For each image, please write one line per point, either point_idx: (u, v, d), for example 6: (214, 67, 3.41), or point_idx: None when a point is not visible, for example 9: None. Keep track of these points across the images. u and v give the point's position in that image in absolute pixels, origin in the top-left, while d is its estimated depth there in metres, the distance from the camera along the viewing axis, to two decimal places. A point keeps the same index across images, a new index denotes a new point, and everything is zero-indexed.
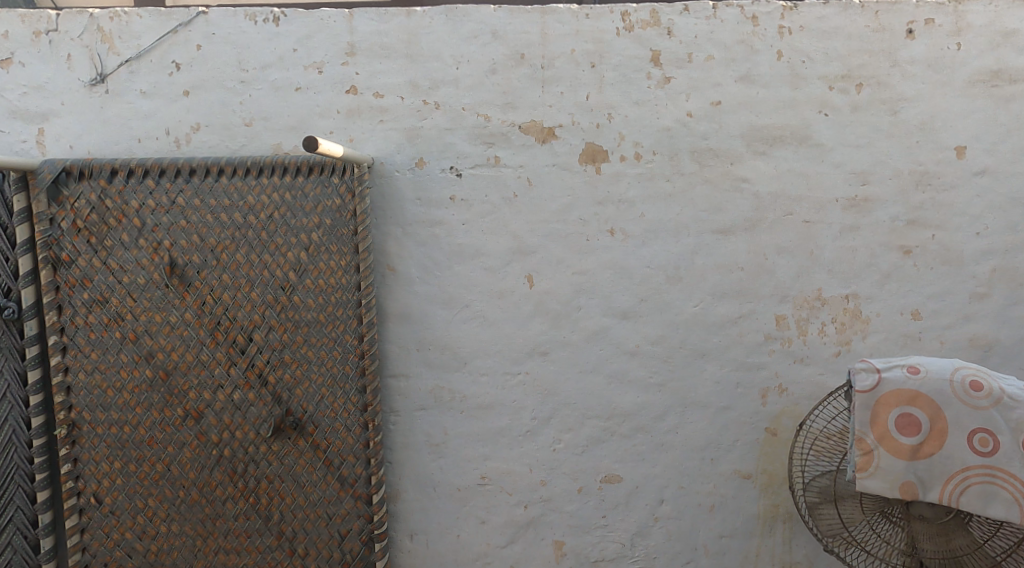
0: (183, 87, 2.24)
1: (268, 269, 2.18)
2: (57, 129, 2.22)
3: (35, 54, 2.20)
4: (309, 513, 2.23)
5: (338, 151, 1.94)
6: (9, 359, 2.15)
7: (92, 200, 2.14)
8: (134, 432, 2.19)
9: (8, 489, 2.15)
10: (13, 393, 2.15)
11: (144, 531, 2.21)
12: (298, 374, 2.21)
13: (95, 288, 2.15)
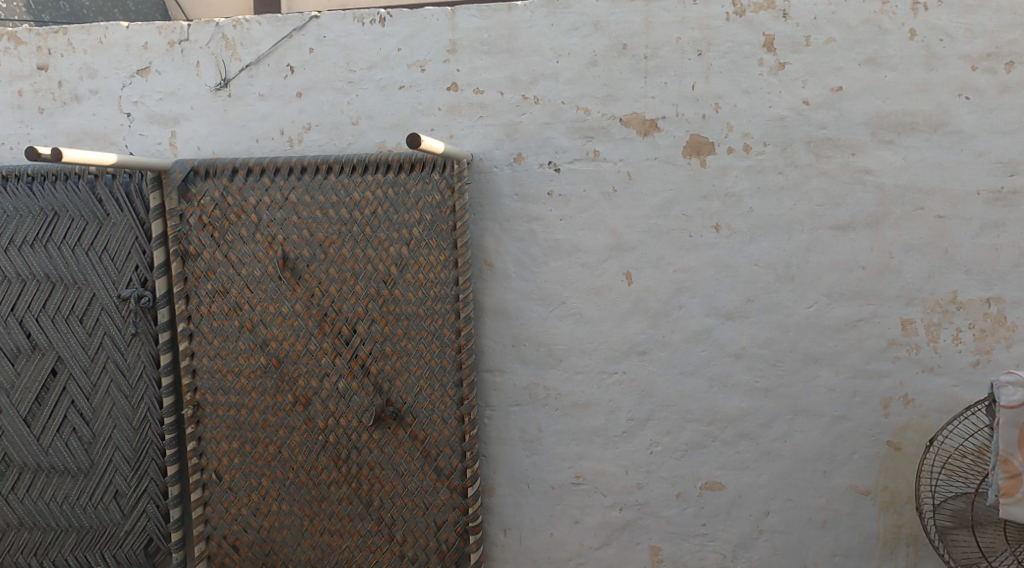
0: (297, 89, 2.36)
1: (372, 263, 2.24)
2: (187, 132, 2.39)
3: (169, 62, 2.38)
4: (407, 501, 2.30)
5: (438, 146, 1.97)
6: (144, 343, 2.30)
7: (216, 196, 2.25)
8: (250, 415, 2.30)
9: (144, 461, 2.33)
10: (148, 374, 2.31)
11: (258, 508, 2.33)
12: (398, 365, 2.27)
13: (217, 279, 2.26)
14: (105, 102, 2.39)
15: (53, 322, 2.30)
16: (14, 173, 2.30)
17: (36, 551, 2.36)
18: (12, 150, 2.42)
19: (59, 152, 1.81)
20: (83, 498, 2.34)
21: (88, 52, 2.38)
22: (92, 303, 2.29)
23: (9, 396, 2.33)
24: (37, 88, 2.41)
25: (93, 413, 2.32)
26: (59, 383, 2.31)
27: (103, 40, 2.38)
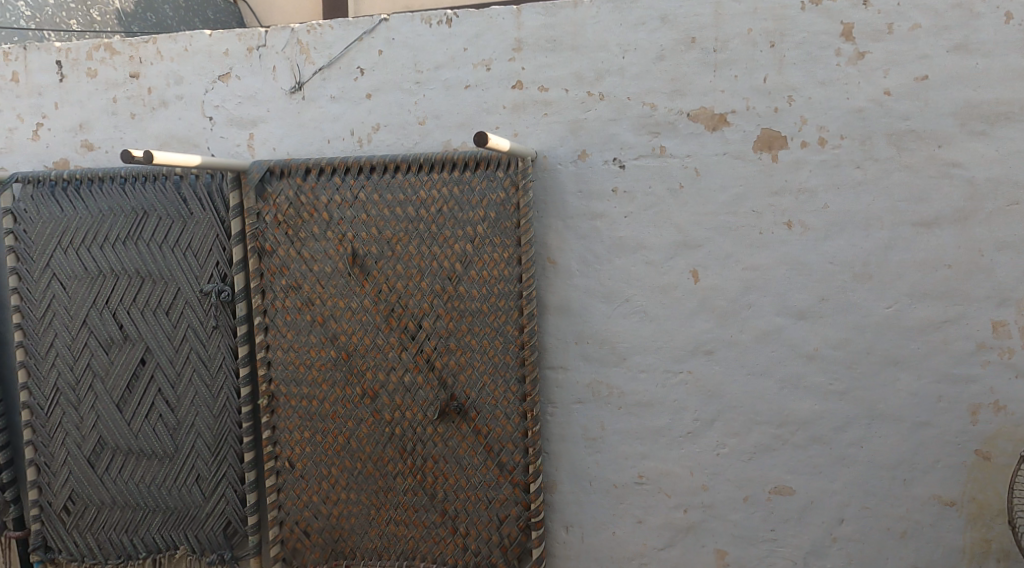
0: (366, 90, 2.42)
1: (437, 260, 2.28)
2: (264, 134, 2.49)
3: (248, 67, 2.48)
4: (470, 494, 2.33)
5: (504, 143, 1.98)
6: (224, 336, 2.41)
7: (290, 195, 2.33)
8: (321, 406, 2.38)
9: (223, 448, 2.45)
10: (227, 365, 2.42)
11: (328, 496, 2.41)
12: (463, 361, 2.30)
13: (291, 275, 2.35)
14: (190, 107, 2.53)
15: (142, 314, 2.44)
16: (107, 175, 2.44)
17: (127, 528, 2.52)
18: (106, 153, 2.58)
19: (150, 153, 1.93)
20: (168, 480, 2.48)
21: (175, 59, 2.52)
22: (177, 297, 2.42)
23: (103, 383, 2.49)
24: (128, 95, 2.55)
25: (178, 401, 2.45)
26: (147, 371, 2.46)
27: (188, 48, 2.51)
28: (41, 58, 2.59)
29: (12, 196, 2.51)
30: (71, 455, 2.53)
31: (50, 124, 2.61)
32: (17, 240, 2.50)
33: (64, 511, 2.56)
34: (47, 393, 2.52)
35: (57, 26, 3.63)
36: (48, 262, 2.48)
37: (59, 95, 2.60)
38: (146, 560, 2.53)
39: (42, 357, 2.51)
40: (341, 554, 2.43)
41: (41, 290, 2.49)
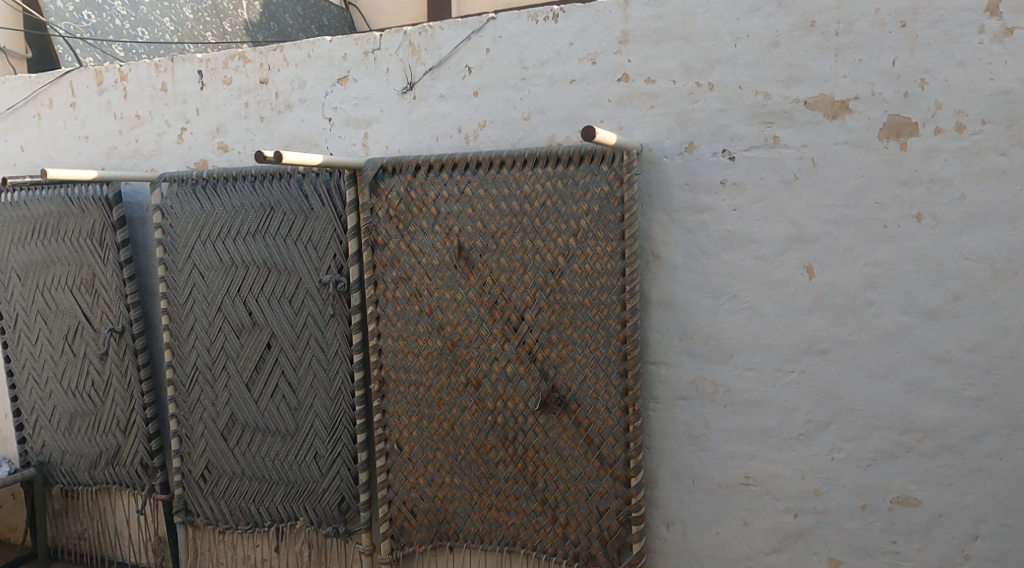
0: (474, 88, 2.49)
1: (540, 254, 2.32)
2: (377, 133, 2.63)
3: (364, 70, 2.62)
4: (570, 485, 2.36)
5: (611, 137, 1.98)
6: (340, 323, 2.57)
7: (401, 191, 2.44)
8: (427, 393, 2.49)
9: (338, 429, 2.61)
10: (342, 351, 2.58)
11: (433, 479, 2.52)
12: (564, 353, 2.33)
13: (401, 267, 2.46)
14: (312, 109, 2.70)
15: (269, 302, 2.64)
16: (239, 174, 2.66)
17: (254, 498, 2.75)
18: (239, 154, 2.81)
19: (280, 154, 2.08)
20: (290, 456, 2.68)
21: (299, 65, 2.70)
22: (299, 286, 2.60)
23: (234, 364, 2.72)
24: (258, 99, 2.77)
25: (299, 383, 2.64)
26: (272, 354, 2.66)
27: (311, 54, 2.68)
28: (185, 69, 2.85)
29: (160, 194, 2.78)
30: (207, 429, 2.79)
31: (191, 129, 2.87)
32: (164, 234, 2.78)
33: (201, 479, 2.83)
34: (188, 371, 2.79)
35: (196, 38, 4.03)
36: (190, 253, 2.73)
37: (200, 102, 2.85)
38: (270, 527, 2.75)
39: (184, 339, 2.78)
40: (445, 535, 2.53)
41: (183, 278, 2.75)
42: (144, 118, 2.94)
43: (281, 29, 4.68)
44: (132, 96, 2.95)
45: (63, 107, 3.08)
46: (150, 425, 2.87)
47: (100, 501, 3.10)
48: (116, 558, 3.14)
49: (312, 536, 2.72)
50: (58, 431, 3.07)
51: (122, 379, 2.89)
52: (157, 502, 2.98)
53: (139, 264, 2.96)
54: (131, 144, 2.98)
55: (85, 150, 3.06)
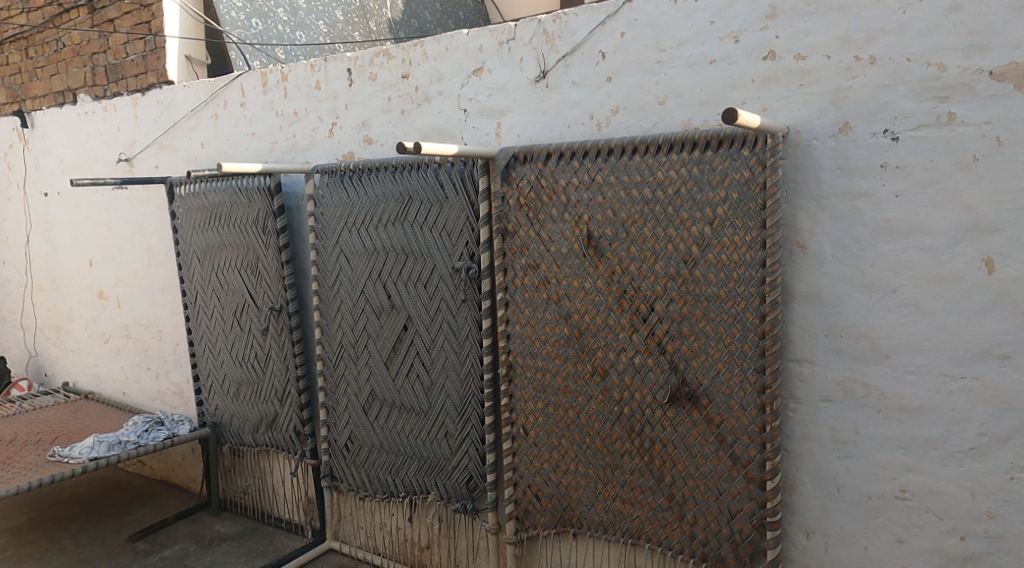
0: (607, 73, 2.45)
1: (672, 243, 2.24)
2: (510, 122, 2.67)
3: (498, 61, 2.66)
4: (700, 484, 2.27)
5: (754, 120, 1.84)
6: (471, 309, 2.66)
7: (532, 179, 2.46)
8: (554, 380, 2.51)
9: (468, 410, 2.73)
10: (473, 335, 2.68)
11: (558, 465, 2.54)
12: (696, 347, 2.24)
13: (530, 255, 2.49)
14: (448, 101, 2.80)
15: (407, 286, 2.80)
16: (382, 165, 2.81)
17: (390, 469, 2.97)
18: (382, 146, 2.99)
19: (419, 146, 2.17)
20: (423, 432, 2.84)
21: (438, 59, 2.80)
22: (434, 272, 2.73)
23: (377, 343, 2.92)
24: (401, 93, 2.91)
25: (432, 363, 2.79)
26: (409, 336, 2.83)
27: (449, 47, 2.77)
28: (337, 67, 3.06)
29: (315, 185, 3.01)
30: (351, 402, 3.03)
31: (342, 123, 3.09)
32: (317, 221, 3.02)
33: (344, 448, 3.10)
34: (335, 348, 3.05)
35: (345, 38, 4.51)
36: (338, 239, 2.96)
37: (349, 98, 3.05)
38: (405, 497, 2.96)
39: (332, 319, 3.03)
40: (568, 521, 2.56)
41: (332, 263, 2.99)
42: (301, 115, 3.21)
43: (420, 25, 5.20)
44: (292, 96, 3.22)
45: (235, 107, 3.43)
46: (303, 395, 3.20)
47: (260, 463, 3.61)
48: (274, 513, 3.62)
49: (442, 511, 2.97)
50: (231, 395, 3.51)
51: (281, 352, 3.24)
52: (307, 466, 3.34)
53: (296, 249, 3.28)
54: (290, 139, 3.26)
55: (253, 146, 3.39)
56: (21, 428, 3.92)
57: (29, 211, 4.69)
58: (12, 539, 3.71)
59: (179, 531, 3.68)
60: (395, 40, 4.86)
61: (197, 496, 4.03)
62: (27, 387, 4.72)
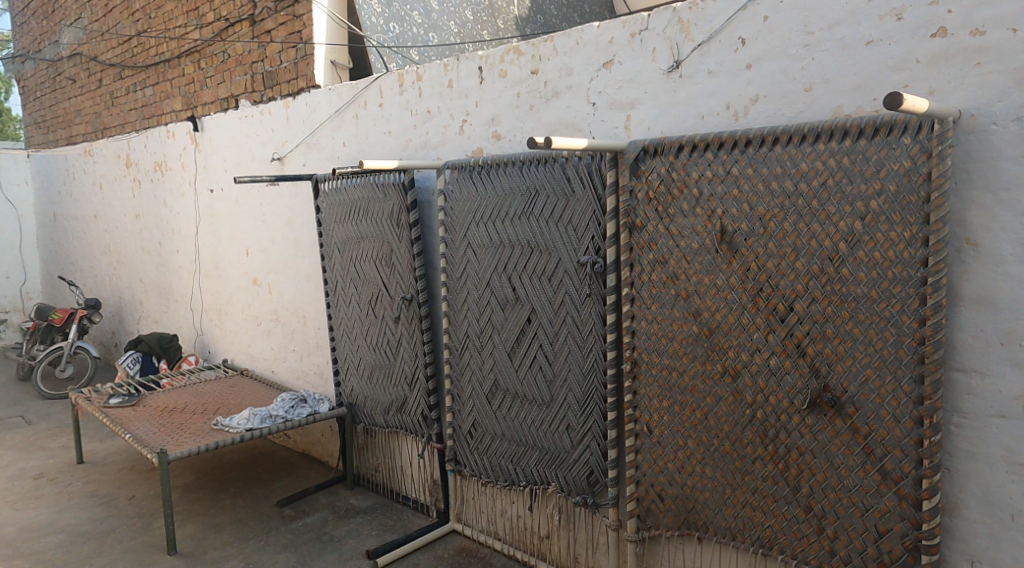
0: (747, 61, 2.34)
1: (817, 238, 2.11)
2: (640, 114, 2.61)
3: (630, 52, 2.61)
4: (843, 497, 2.14)
5: (923, 105, 1.69)
6: (595, 303, 2.64)
7: (662, 172, 2.39)
8: (681, 378, 2.44)
9: (591, 404, 2.71)
10: (596, 330, 2.65)
11: (683, 466, 2.48)
12: (841, 350, 2.11)
13: (658, 250, 2.44)
14: (577, 95, 2.78)
15: (532, 280, 2.81)
16: (510, 160, 2.84)
17: (512, 458, 3.01)
18: (510, 141, 3.01)
19: (551, 141, 2.17)
20: (545, 424, 2.85)
21: (568, 53, 2.78)
22: (558, 265, 2.72)
23: (501, 335, 2.95)
24: (530, 89, 2.92)
25: (555, 356, 2.79)
26: (532, 329, 2.84)
27: (579, 41, 2.75)
28: (469, 65, 3.11)
29: (444, 180, 3.08)
30: (476, 392, 3.09)
31: (472, 120, 3.14)
32: (446, 215, 3.10)
33: (467, 434, 3.17)
34: (460, 338, 3.12)
35: (474, 37, 4.63)
36: (465, 233, 3.02)
37: (479, 96, 3.10)
38: (525, 486, 3.00)
39: (458, 309, 3.10)
40: (693, 524, 2.49)
41: (460, 255, 3.06)
42: (433, 114, 3.29)
43: (547, 20, 5.23)
44: (425, 94, 3.31)
45: (373, 107, 3.57)
46: (429, 382, 3.29)
47: (390, 443, 3.76)
48: (402, 491, 3.76)
49: (562, 502, 2.96)
50: (365, 378, 3.68)
51: (410, 340, 3.35)
52: (434, 451, 3.44)
53: (426, 242, 3.37)
54: (423, 137, 3.35)
55: (389, 144, 3.52)
56: (190, 398, 4.35)
57: (198, 206, 5.10)
58: (180, 495, 4.04)
59: (319, 501, 3.89)
60: (521, 37, 4.92)
61: (334, 470, 4.25)
62: (194, 362, 5.15)
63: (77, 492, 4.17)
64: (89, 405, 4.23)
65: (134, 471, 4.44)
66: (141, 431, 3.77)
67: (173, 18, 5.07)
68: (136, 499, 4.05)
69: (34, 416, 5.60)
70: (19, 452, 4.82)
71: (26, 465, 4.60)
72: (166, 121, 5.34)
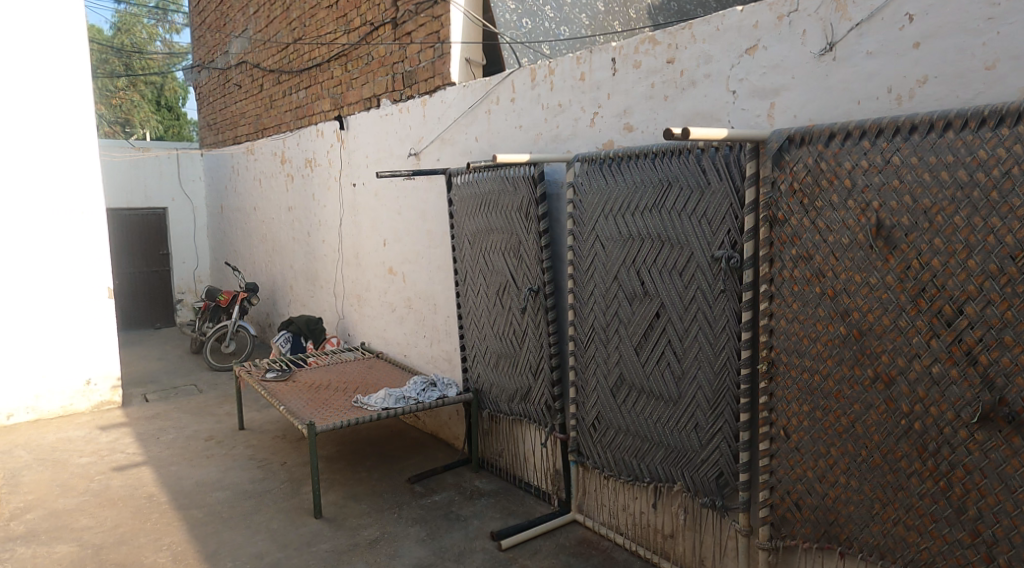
0: (915, 39, 2.15)
1: (995, 235, 1.92)
2: (786, 101, 2.47)
3: (777, 36, 2.47)
4: (1019, 524, 1.94)
5: None
6: (730, 300, 2.53)
7: (810, 163, 2.25)
8: (824, 382, 2.29)
9: (722, 403, 2.60)
10: (730, 327, 2.54)
11: (824, 476, 2.33)
12: (1021, 360, 1.90)
13: (802, 245, 2.30)
14: (715, 84, 2.67)
15: (660, 274, 2.74)
16: (641, 152, 2.77)
17: (637, 453, 2.94)
18: (643, 133, 2.93)
19: (688, 132, 2.10)
20: (672, 422, 2.77)
21: (707, 40, 2.67)
22: (690, 260, 2.63)
23: (627, 329, 2.90)
24: (665, 79, 2.83)
25: (684, 353, 2.70)
26: (660, 324, 2.76)
27: (720, 27, 2.63)
28: (602, 58, 3.06)
29: (574, 173, 3.05)
30: (600, 386, 3.05)
31: (603, 112, 3.09)
32: (575, 208, 3.06)
33: (591, 427, 3.14)
34: (586, 331, 3.08)
35: (605, 29, 4.57)
36: (594, 225, 2.97)
37: (611, 87, 3.04)
38: (650, 483, 2.93)
39: (585, 302, 3.07)
40: (834, 537, 2.34)
41: (587, 247, 3.02)
42: (565, 107, 3.26)
43: (681, 8, 5.09)
44: (557, 88, 3.29)
45: (506, 102, 3.60)
46: (554, 373, 3.29)
47: (514, 431, 3.79)
48: (524, 478, 3.78)
49: (688, 501, 2.87)
50: (491, 365, 3.72)
51: (536, 331, 3.35)
52: (556, 440, 3.44)
53: (553, 235, 3.36)
54: (554, 130, 3.33)
55: (519, 138, 3.53)
56: (333, 376, 4.59)
57: (343, 199, 5.35)
58: (324, 464, 4.27)
59: (446, 481, 3.98)
60: (654, 26, 4.81)
61: (461, 452, 4.34)
62: (337, 343, 5.43)
63: (239, 454, 4.51)
64: (249, 377, 4.56)
65: (285, 439, 4.74)
66: (293, 404, 4.02)
67: (325, 25, 5.32)
68: (287, 465, 4.32)
69: (203, 384, 6.11)
70: (192, 416, 5.28)
71: (198, 427, 5.03)
72: (317, 120, 5.64)
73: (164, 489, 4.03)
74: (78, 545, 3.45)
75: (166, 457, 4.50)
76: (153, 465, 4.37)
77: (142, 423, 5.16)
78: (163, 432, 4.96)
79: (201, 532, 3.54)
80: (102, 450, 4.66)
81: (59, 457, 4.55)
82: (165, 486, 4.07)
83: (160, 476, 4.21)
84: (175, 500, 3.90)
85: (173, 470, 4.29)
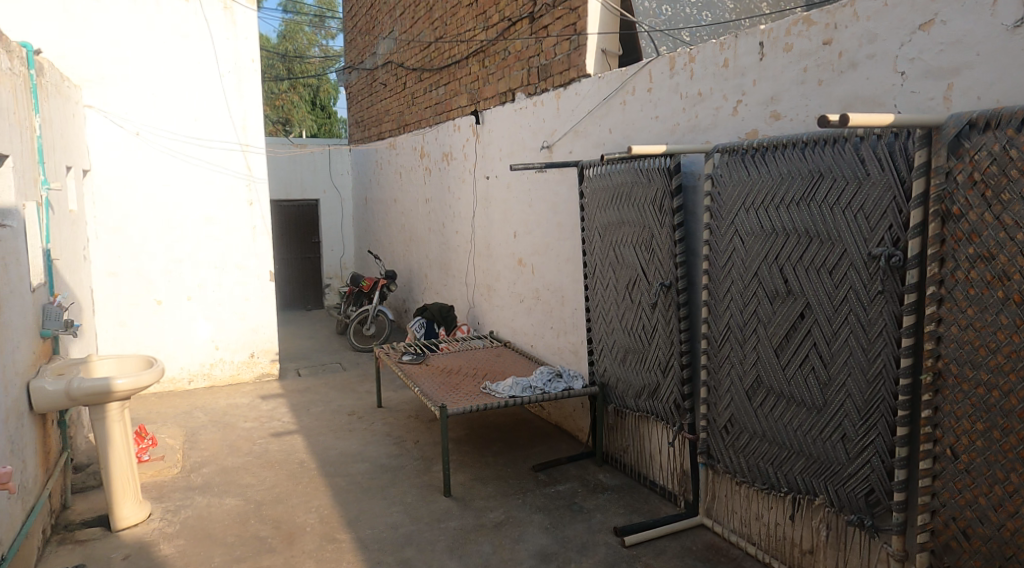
0: None
1: None
2: (967, 82, 2.20)
3: (958, 9, 2.21)
4: None
5: None
6: (889, 302, 2.29)
7: (995, 151, 1.99)
8: (1004, 399, 2.03)
9: (875, 414, 2.38)
10: (888, 332, 2.31)
11: (1000, 504, 2.07)
12: None
13: (983, 243, 2.04)
14: (880, 65, 2.42)
15: (807, 272, 2.53)
16: (790, 141, 2.57)
17: (774, 462, 2.75)
18: (791, 121, 2.73)
19: (848, 118, 1.92)
20: (816, 431, 2.56)
21: (872, 17, 2.44)
22: (843, 257, 2.41)
23: (767, 330, 2.71)
24: (819, 62, 2.61)
25: (831, 358, 2.49)
26: (805, 326, 2.56)
27: (888, 3, 2.39)
28: (749, 42, 2.88)
29: (713, 164, 2.88)
30: (735, 388, 2.88)
31: (747, 100, 2.90)
32: (713, 200, 2.90)
33: (724, 430, 2.97)
34: (721, 330, 2.91)
35: (751, 12, 4.35)
36: (733, 220, 2.80)
37: (758, 74, 2.85)
38: (787, 494, 2.74)
39: (720, 300, 2.90)
40: None
41: (725, 243, 2.85)
42: (705, 95, 3.09)
43: None
44: (697, 76, 3.12)
45: (642, 93, 3.47)
46: (685, 371, 3.14)
47: (640, 428, 3.67)
48: (649, 476, 3.64)
49: (831, 517, 2.65)
50: (619, 360, 3.62)
51: (666, 328, 3.21)
52: (685, 441, 3.29)
53: (688, 228, 3.22)
54: (692, 120, 3.17)
55: (655, 128, 3.39)
56: (464, 362, 4.65)
57: (477, 191, 5.39)
58: (453, 446, 4.34)
59: (569, 472, 3.92)
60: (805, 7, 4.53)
61: (585, 445, 4.26)
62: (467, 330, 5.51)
63: (378, 430, 4.67)
64: (386, 359, 4.71)
65: (419, 419, 4.86)
66: (427, 386, 4.10)
67: (465, 23, 5.36)
68: (421, 443, 4.42)
69: (347, 363, 6.39)
70: (338, 391, 5.53)
71: (342, 402, 5.25)
72: (454, 116, 5.72)
73: (313, 457, 4.23)
74: (243, 499, 3.68)
75: (315, 428, 4.73)
76: (305, 434, 4.61)
77: (294, 395, 5.46)
78: (313, 405, 5.22)
79: (345, 499, 3.68)
80: (263, 416, 4.97)
81: (228, 420, 4.89)
82: (313, 454, 4.28)
83: (311, 444, 4.42)
84: (323, 467, 4.08)
85: (322, 440, 4.50)
